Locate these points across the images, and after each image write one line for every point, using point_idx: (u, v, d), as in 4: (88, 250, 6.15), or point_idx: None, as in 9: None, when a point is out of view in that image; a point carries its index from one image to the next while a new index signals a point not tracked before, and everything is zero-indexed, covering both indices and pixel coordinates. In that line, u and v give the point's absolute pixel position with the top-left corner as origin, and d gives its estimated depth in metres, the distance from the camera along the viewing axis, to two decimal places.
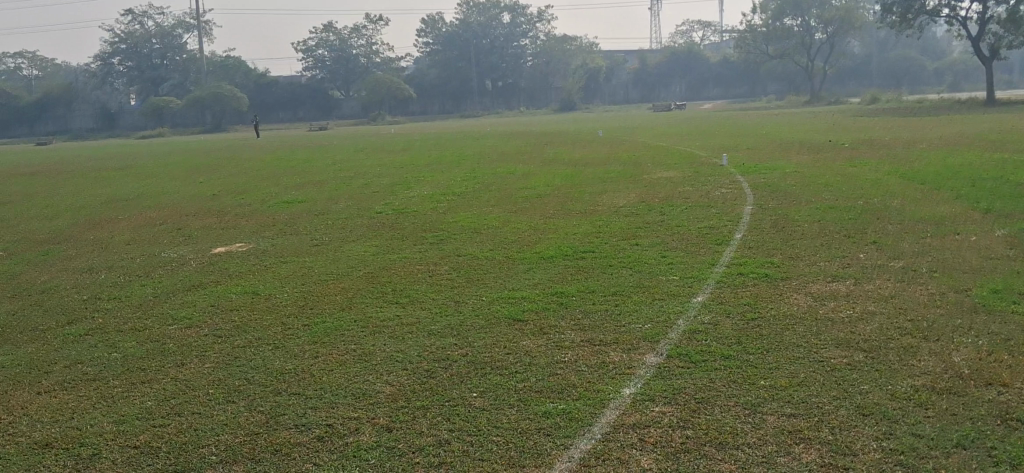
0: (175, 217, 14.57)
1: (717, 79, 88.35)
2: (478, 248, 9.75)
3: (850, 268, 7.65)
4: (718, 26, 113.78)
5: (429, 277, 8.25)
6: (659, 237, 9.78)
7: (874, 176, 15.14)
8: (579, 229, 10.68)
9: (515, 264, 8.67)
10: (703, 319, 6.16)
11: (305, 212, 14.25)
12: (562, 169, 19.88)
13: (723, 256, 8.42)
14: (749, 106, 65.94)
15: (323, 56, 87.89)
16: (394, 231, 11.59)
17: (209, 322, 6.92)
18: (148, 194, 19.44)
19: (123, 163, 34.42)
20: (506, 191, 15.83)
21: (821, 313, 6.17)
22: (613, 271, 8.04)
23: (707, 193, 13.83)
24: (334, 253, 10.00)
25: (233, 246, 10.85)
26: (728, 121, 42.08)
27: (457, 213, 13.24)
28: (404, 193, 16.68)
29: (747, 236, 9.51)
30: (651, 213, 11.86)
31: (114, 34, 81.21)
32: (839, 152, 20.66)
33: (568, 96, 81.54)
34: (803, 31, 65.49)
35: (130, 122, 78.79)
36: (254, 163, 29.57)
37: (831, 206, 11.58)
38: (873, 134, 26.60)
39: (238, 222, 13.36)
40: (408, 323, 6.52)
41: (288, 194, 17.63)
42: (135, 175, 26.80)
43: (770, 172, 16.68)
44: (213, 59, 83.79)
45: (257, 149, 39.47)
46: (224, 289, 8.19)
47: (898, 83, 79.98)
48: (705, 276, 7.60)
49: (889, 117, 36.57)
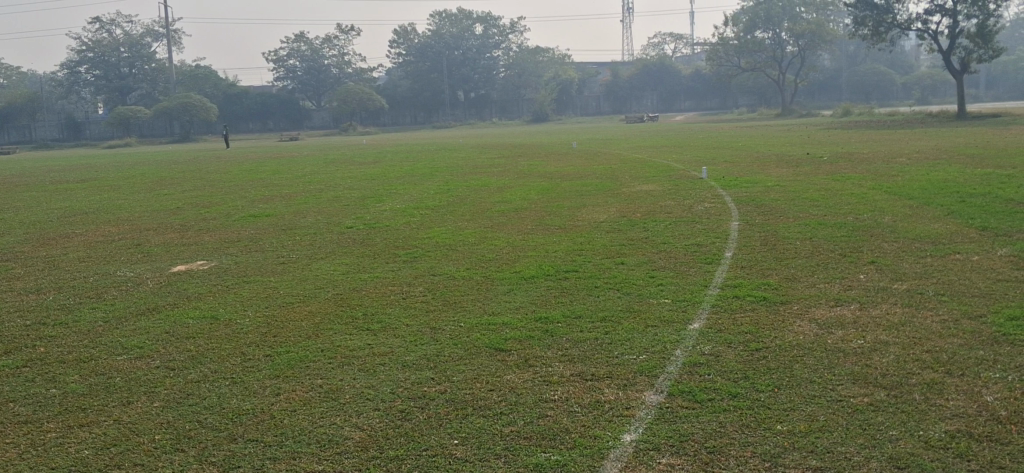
0: (135, 232, 13.96)
1: (689, 92, 88.59)
2: (454, 267, 9.20)
3: (851, 291, 7.20)
4: (690, 39, 114.24)
5: (403, 300, 7.69)
6: (645, 255, 9.29)
7: (859, 190, 14.81)
8: (561, 246, 10.18)
9: (495, 285, 8.13)
10: (703, 350, 5.65)
11: (271, 227, 13.68)
12: (537, 182, 19.43)
13: (715, 277, 7.94)
14: (720, 119, 66.02)
15: (294, 66, 87.15)
16: (365, 248, 11.02)
17: (161, 352, 6.30)
18: (109, 208, 18.81)
19: (86, 175, 33.56)
20: (482, 205, 15.35)
21: (830, 343, 5.69)
22: (601, 293, 7.52)
23: (689, 208, 13.40)
24: (301, 272, 9.41)
25: (193, 265, 10.21)
26: (702, 133, 41.97)
27: (432, 228, 12.72)
28: (376, 206, 16.14)
29: (737, 255, 9.07)
30: (634, 229, 11.40)
31: (80, 43, 80.04)
32: (818, 165, 20.36)
33: (541, 107, 81.36)
34: (773, 45, 65.82)
35: (96, 132, 77.68)
36: (221, 175, 28.89)
37: (821, 222, 11.18)
38: (850, 147, 26.38)
39: (200, 237, 12.78)
40: (381, 352, 5.96)
41: (254, 208, 17.05)
42: (98, 187, 26.13)
43: (751, 186, 16.30)
44: (182, 69, 82.79)
45: (225, 160, 38.87)
46: (180, 313, 7.58)
47: (868, 96, 80.43)
48: (698, 299, 7.11)
49: (862, 130, 36.50)
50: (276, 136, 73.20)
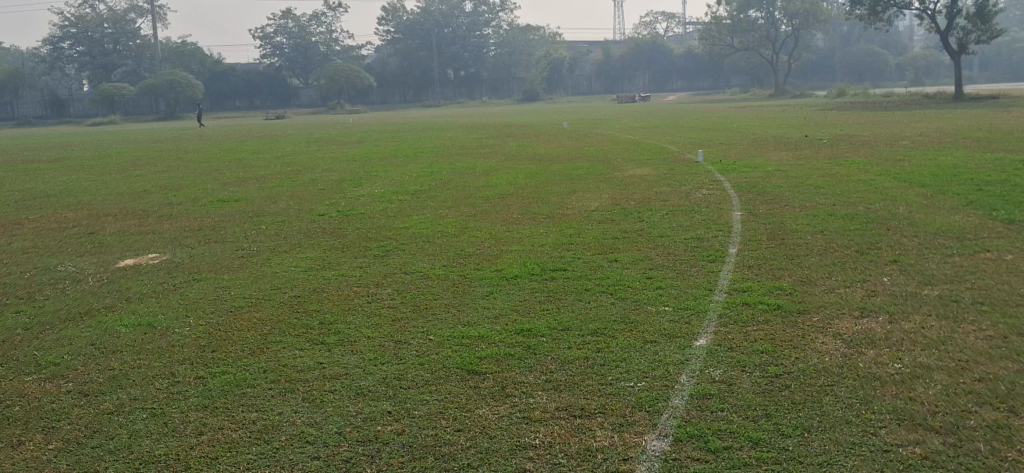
0: (90, 219, 12.95)
1: (681, 71, 87.73)
2: (429, 263, 8.29)
3: (877, 298, 6.33)
4: (682, 19, 113.22)
5: (368, 305, 6.79)
6: (640, 251, 8.40)
7: (865, 177, 13.97)
8: (547, 239, 9.28)
9: (473, 287, 7.22)
10: (713, 375, 4.77)
11: (237, 214, 12.72)
12: (525, 165, 18.50)
13: (720, 280, 7.05)
14: (714, 99, 65.25)
15: (281, 43, 85.75)
16: (334, 239, 10.11)
17: (77, 371, 5.38)
18: (72, 190, 17.78)
19: (60, 154, 32.49)
20: (465, 190, 14.47)
21: (861, 367, 4.83)
22: (591, 298, 6.64)
23: (686, 195, 12.52)
24: (260, 268, 8.46)
25: (144, 258, 9.28)
26: (695, 114, 41.18)
27: (409, 216, 11.80)
28: (353, 191, 15.20)
29: (743, 251, 8.18)
30: (627, 219, 10.50)
31: (64, 18, 78.43)
32: (818, 148, 19.51)
33: (531, 86, 80.26)
34: (767, 25, 64.79)
35: (80, 110, 76.22)
36: (200, 155, 27.89)
37: (831, 213, 10.32)
38: (847, 129, 25.59)
39: (158, 226, 11.79)
40: (334, 375, 5.07)
41: (224, 192, 16.05)
42: (68, 168, 25.02)
43: (750, 171, 15.42)
44: (168, 45, 81.34)
45: (207, 139, 37.74)
46: (115, 319, 6.65)
47: (861, 77, 79.63)
48: (702, 308, 6.21)
49: (858, 111, 35.71)
50: (262, 114, 72.12)
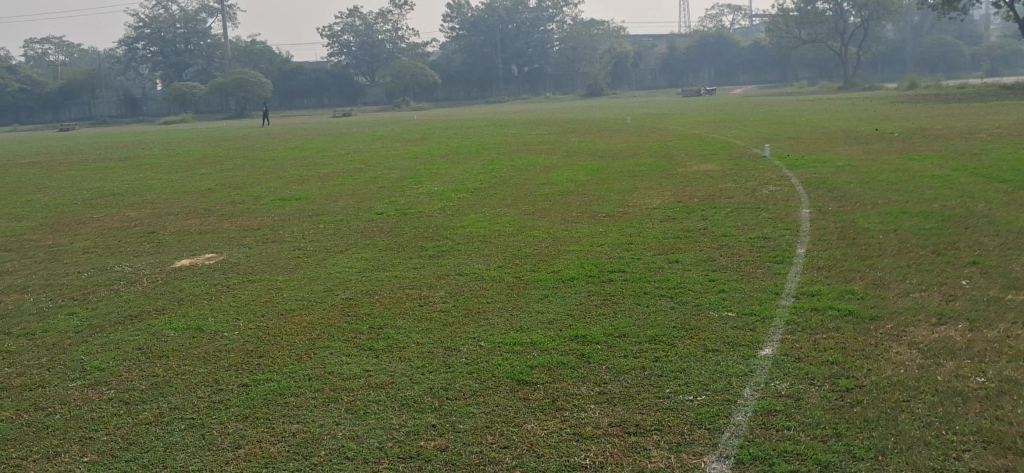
0: (153, 218, 13.04)
1: (748, 64, 86.25)
2: (484, 264, 8.08)
3: (957, 303, 5.94)
4: (749, 11, 111.38)
5: (420, 308, 6.60)
6: (703, 251, 8.08)
7: (942, 171, 13.38)
8: (607, 239, 9.00)
9: (528, 289, 6.99)
10: (779, 389, 4.48)
11: (296, 213, 12.69)
12: (587, 161, 18.21)
13: (787, 283, 6.71)
14: (780, 93, 64.02)
15: (347, 41, 86.55)
16: (390, 238, 9.97)
17: (121, 377, 5.30)
18: (139, 189, 18.01)
19: (132, 152, 33.09)
20: (525, 188, 14.25)
21: (938, 380, 4.49)
22: (650, 302, 6.35)
23: (752, 192, 12.11)
24: (313, 269, 8.34)
25: (200, 258, 9.25)
26: (761, 108, 40.37)
27: (467, 214, 11.61)
28: (412, 189, 15.08)
29: (811, 252, 7.80)
30: (690, 217, 10.16)
31: (137, 19, 80.20)
32: (890, 142, 18.85)
33: (595, 81, 79.74)
34: (836, 16, 63.31)
35: (153, 109, 77.93)
36: (266, 153, 28.14)
37: (905, 210, 9.84)
38: (920, 122, 24.75)
39: (218, 225, 11.79)
40: (380, 384, 4.89)
41: (285, 190, 16.07)
42: (138, 166, 25.45)
43: (819, 167, 14.90)
44: (237, 44, 82.62)
45: (273, 137, 38.17)
46: (165, 322, 6.58)
47: (934, 68, 77.28)
48: (767, 313, 5.89)
49: (932, 103, 34.57)
50: (328, 112, 72.86)
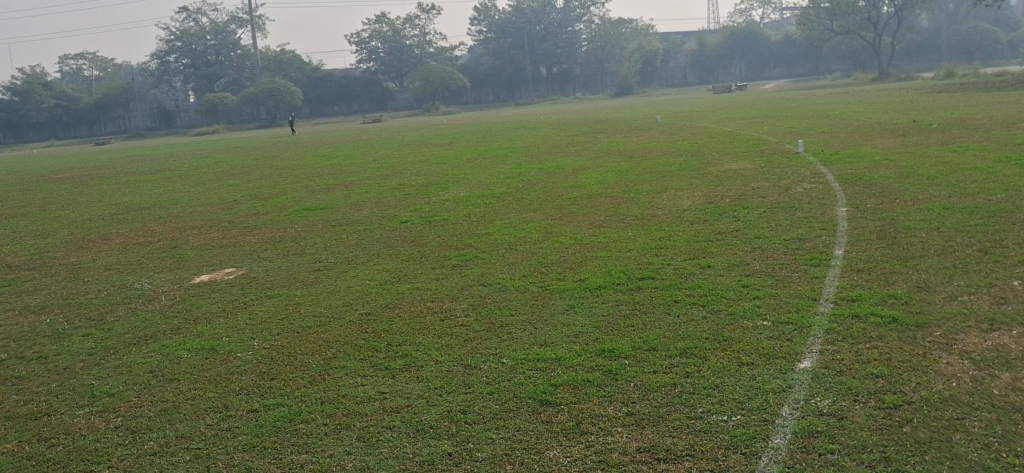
0: (176, 232, 12.92)
1: (779, 58, 85.32)
2: (508, 273, 7.81)
3: (1009, 306, 5.60)
4: (778, 5, 110.27)
5: (441, 322, 6.34)
6: (736, 255, 7.75)
7: (982, 163, 12.95)
8: (635, 244, 8.70)
9: (554, 300, 6.71)
10: (821, 406, 4.19)
11: (321, 223, 12.52)
12: (615, 163, 17.89)
13: (826, 287, 6.39)
14: (814, 85, 63.17)
15: (375, 47, 86.71)
16: (413, 247, 9.73)
17: (128, 403, 5.10)
18: (166, 202, 17.96)
19: (162, 165, 33.21)
20: (552, 191, 13.99)
21: (993, 395, 4.16)
22: (681, 312, 6.05)
23: (786, 190, 11.74)
24: (334, 282, 8.12)
25: (220, 273, 9.06)
26: (794, 102, 39.81)
27: (493, 220, 11.35)
28: (438, 195, 14.89)
29: (851, 253, 7.46)
30: (722, 218, 9.85)
31: (169, 32, 80.88)
32: (928, 134, 18.37)
33: (625, 80, 79.23)
34: (869, 7, 62.34)
35: (186, 121, 78.54)
36: (294, 162, 28.10)
37: (947, 206, 9.45)
38: (958, 112, 24.16)
39: (241, 238, 11.62)
40: (395, 408, 4.65)
41: (311, 200, 15.91)
42: (168, 179, 25.47)
43: (855, 161, 14.49)
44: (267, 54, 83.04)
45: (303, 145, 38.17)
46: (179, 342, 6.38)
47: (971, 56, 76.01)
48: (804, 322, 5.57)
49: (968, 92, 33.84)
50: (358, 118, 73.00)
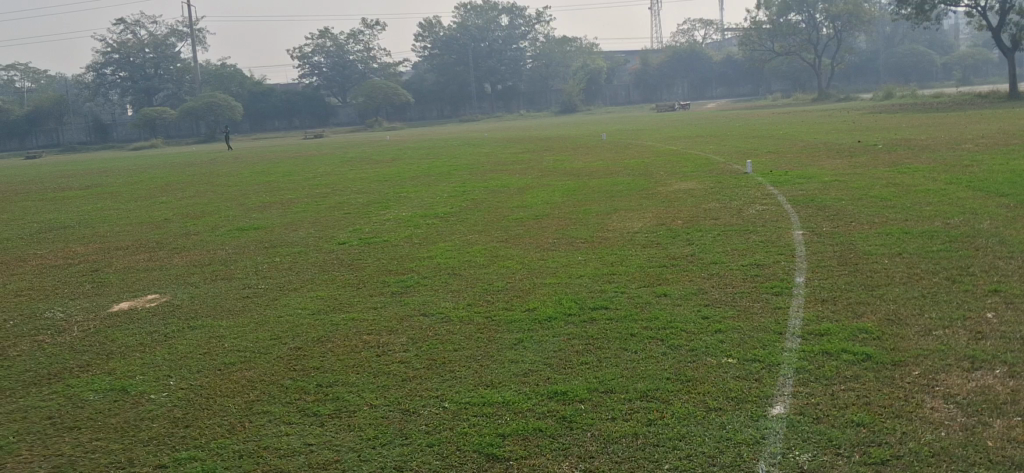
0: (99, 254, 12.16)
1: (721, 78, 86.27)
2: (451, 302, 7.30)
3: (985, 340, 5.26)
4: (720, 25, 111.65)
5: (379, 359, 5.78)
6: (693, 282, 7.33)
7: (934, 185, 12.79)
8: (587, 269, 8.26)
9: (501, 333, 6.20)
10: (801, 462, 3.78)
11: (254, 245, 11.90)
12: (562, 181, 17.48)
13: (791, 320, 6.01)
14: (756, 105, 63.73)
15: (318, 62, 85.54)
16: (351, 272, 9.16)
17: (19, 458, 4.47)
18: (92, 220, 17.10)
19: (92, 180, 31.99)
20: (497, 211, 13.53)
21: (988, 447, 3.78)
22: (639, 348, 5.58)
23: (737, 212, 11.44)
24: (263, 312, 7.51)
25: (141, 300, 8.39)
26: (738, 121, 39.87)
27: (435, 243, 10.85)
28: (380, 215, 14.34)
29: (813, 281, 7.09)
30: (675, 242, 9.45)
31: (105, 44, 78.79)
32: (875, 155, 18.31)
33: (569, 98, 79.27)
34: (809, 28, 63.08)
35: (122, 135, 76.55)
36: (230, 178, 27.21)
37: (906, 230, 9.19)
38: (902, 133, 24.28)
39: (166, 261, 10.92)
40: (323, 464, 4.11)
41: (246, 219, 15.25)
42: (97, 195, 24.44)
43: (805, 182, 14.28)
44: (207, 68, 81.39)
45: (241, 161, 37.19)
46: (85, 381, 5.72)
47: (907, 78, 77.70)
48: (773, 359, 5.15)
49: (909, 113, 34.24)
50: (300, 134, 71.79)
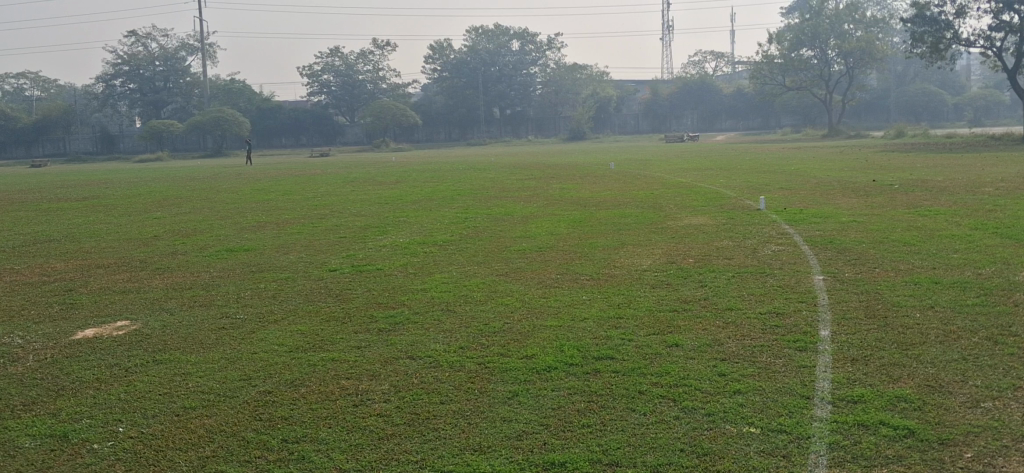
0: (78, 271, 11.55)
1: (731, 111, 85.87)
2: (442, 344, 6.65)
3: None
4: (731, 58, 111.51)
5: (354, 410, 5.16)
6: (706, 332, 6.70)
7: (957, 230, 12.19)
8: (591, 312, 7.62)
9: (494, 384, 5.58)
10: None
11: (241, 268, 11.30)
12: (567, 211, 16.85)
13: (819, 381, 5.36)
14: (765, 140, 63.06)
15: (328, 81, 85.23)
16: (338, 304, 8.52)
17: None
18: (81, 235, 16.52)
19: (90, 192, 31.45)
20: (498, 240, 12.96)
21: None
22: (648, 409, 4.95)
23: (752, 251, 10.83)
24: (236, 347, 6.88)
25: (110, 327, 7.77)
26: (749, 155, 39.16)
27: (431, 274, 10.24)
28: (376, 240, 13.75)
29: (840, 336, 6.45)
30: (686, 283, 8.82)
31: (116, 56, 78.68)
32: (892, 195, 17.70)
33: (578, 125, 78.69)
34: (821, 64, 62.44)
35: (129, 147, 76.28)
36: (229, 194, 26.64)
37: (936, 279, 8.56)
38: (917, 173, 23.69)
39: (145, 282, 10.31)
40: None
41: (237, 240, 14.66)
42: (91, 208, 23.89)
43: (822, 222, 13.66)
44: (217, 83, 81.21)
45: (245, 177, 36.64)
46: (25, 424, 5.10)
47: (917, 118, 77.20)
48: (802, 431, 4.53)
49: (923, 153, 33.64)
50: (307, 152, 71.30)
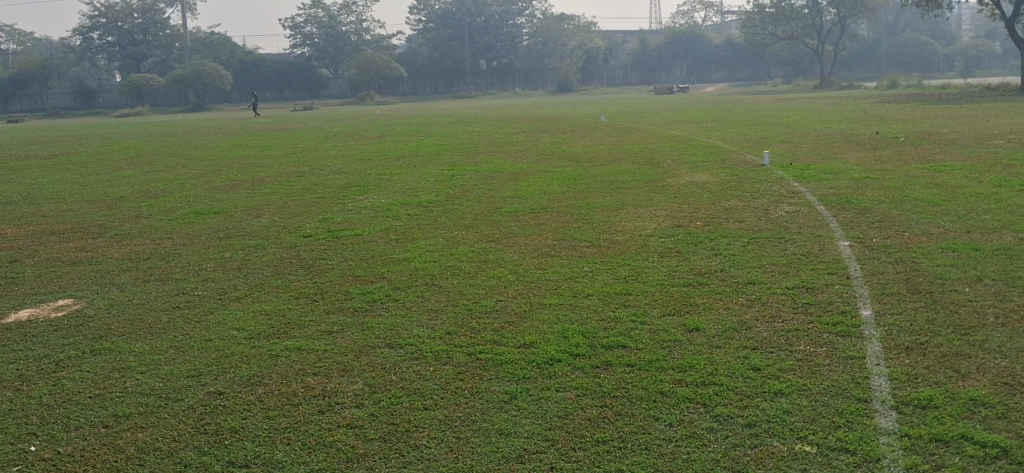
0: (30, 239, 10.55)
1: (720, 62, 84.70)
2: (426, 330, 5.75)
3: None
4: (721, 8, 109.87)
5: (321, 419, 4.28)
6: (729, 313, 5.83)
7: (980, 187, 11.33)
8: (595, 286, 6.74)
9: (488, 382, 4.70)
10: None
11: (208, 234, 10.34)
12: (560, 168, 15.89)
13: (875, 380, 4.49)
14: (754, 91, 61.99)
15: (310, 33, 83.31)
16: (309, 278, 7.58)
17: None
18: (43, 196, 15.46)
19: (61, 149, 30.23)
20: (487, 201, 12.02)
21: None
22: (675, 418, 4.09)
23: (765, 212, 9.96)
24: (188, 332, 5.97)
25: (50, 308, 6.83)
26: (741, 106, 38.22)
27: (415, 239, 9.31)
28: (356, 201, 12.80)
29: (885, 317, 5.58)
30: (696, 251, 7.95)
31: (93, 8, 76.59)
32: (900, 148, 16.84)
33: (565, 77, 77.39)
34: (812, 14, 61.18)
35: (109, 101, 74.64)
36: (206, 151, 25.51)
37: (975, 245, 7.68)
38: (921, 124, 22.79)
39: (101, 251, 9.34)
40: None
41: (207, 201, 13.68)
42: (61, 166, 22.74)
43: (832, 178, 12.78)
44: (197, 35, 79.37)
45: (225, 132, 35.48)
46: None
47: (908, 70, 76.15)
48: (870, 450, 3.68)
49: (923, 103, 32.68)
50: (290, 106, 69.79)
